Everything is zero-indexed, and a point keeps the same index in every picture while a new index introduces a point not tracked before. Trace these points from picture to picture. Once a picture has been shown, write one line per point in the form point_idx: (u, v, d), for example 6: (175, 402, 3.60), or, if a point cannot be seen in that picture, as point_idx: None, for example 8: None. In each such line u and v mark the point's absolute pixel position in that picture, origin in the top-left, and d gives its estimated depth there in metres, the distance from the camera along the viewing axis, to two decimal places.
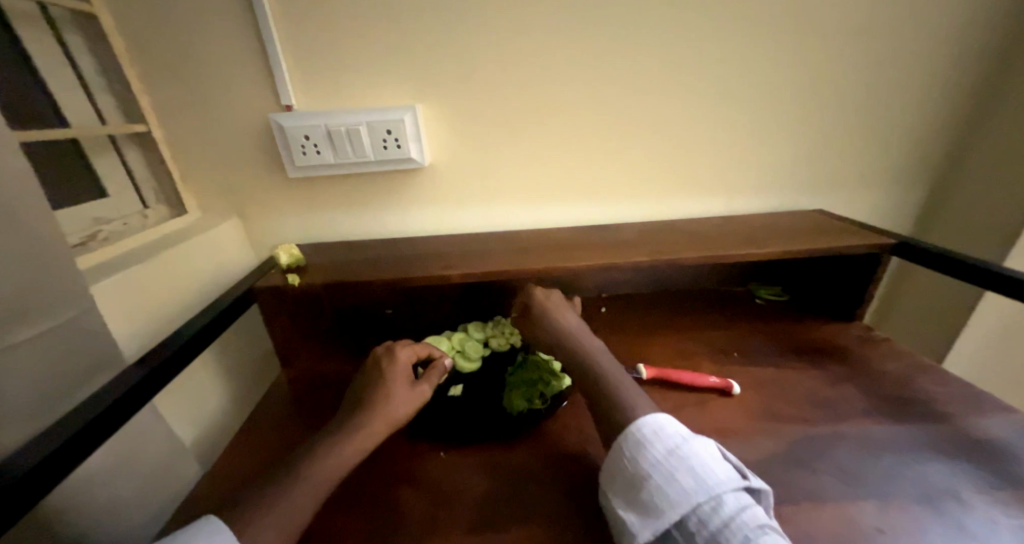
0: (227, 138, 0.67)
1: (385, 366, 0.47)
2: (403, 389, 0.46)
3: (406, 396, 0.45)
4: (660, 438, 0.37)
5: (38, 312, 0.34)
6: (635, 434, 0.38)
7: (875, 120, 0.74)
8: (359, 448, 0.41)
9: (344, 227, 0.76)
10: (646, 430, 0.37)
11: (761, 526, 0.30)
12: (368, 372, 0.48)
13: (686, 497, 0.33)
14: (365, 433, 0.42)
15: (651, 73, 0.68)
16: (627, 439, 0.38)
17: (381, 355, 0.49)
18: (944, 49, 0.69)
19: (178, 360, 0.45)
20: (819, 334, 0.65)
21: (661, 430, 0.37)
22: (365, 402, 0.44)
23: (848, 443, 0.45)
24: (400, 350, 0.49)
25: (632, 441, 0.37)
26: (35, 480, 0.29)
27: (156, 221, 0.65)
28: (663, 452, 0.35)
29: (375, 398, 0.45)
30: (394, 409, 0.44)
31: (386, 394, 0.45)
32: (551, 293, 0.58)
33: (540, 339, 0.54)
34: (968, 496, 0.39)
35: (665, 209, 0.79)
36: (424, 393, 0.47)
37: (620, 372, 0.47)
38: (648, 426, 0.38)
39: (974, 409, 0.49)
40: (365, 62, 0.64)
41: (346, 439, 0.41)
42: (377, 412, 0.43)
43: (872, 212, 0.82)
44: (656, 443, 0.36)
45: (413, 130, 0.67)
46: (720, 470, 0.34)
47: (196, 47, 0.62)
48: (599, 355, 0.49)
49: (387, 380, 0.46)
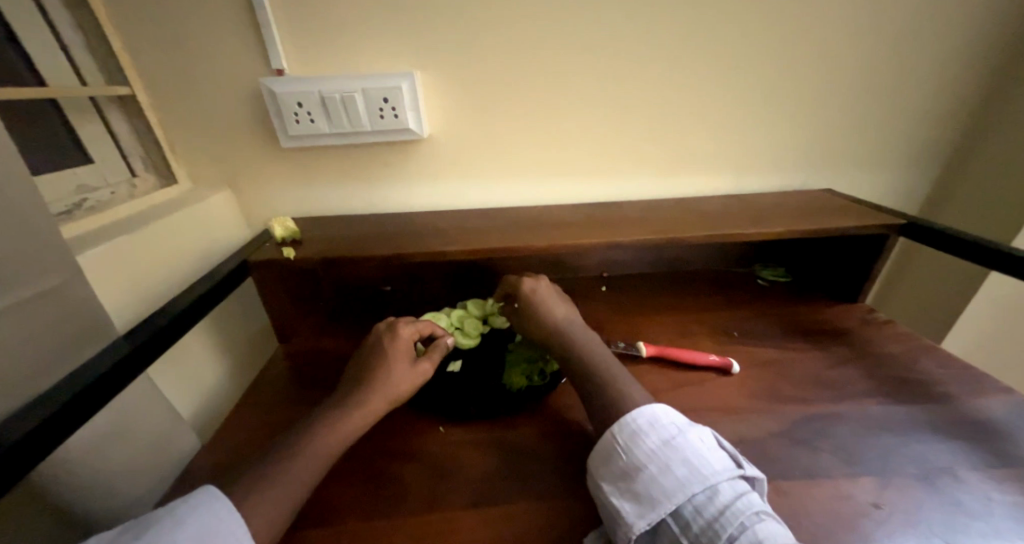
0: (216, 104, 0.64)
1: (386, 342, 0.46)
2: (403, 367, 0.45)
3: (406, 374, 0.45)
4: (655, 429, 0.37)
5: (13, 282, 0.33)
6: (631, 425, 0.38)
7: (888, 97, 0.72)
8: (359, 425, 0.41)
9: (340, 200, 0.74)
10: (642, 421, 0.37)
11: (757, 513, 0.30)
12: (369, 349, 0.47)
13: (681, 487, 0.33)
14: (365, 410, 0.42)
15: (660, 42, 0.65)
16: (621, 429, 0.38)
17: (382, 332, 0.48)
18: (963, 22, 0.66)
19: (170, 333, 0.44)
20: (821, 315, 0.64)
21: (657, 421, 0.37)
22: (365, 379, 0.44)
23: (848, 423, 0.45)
24: (402, 327, 0.48)
25: (626, 432, 0.37)
26: (27, 451, 0.29)
27: (145, 190, 0.63)
28: (659, 443, 0.36)
29: (376, 374, 0.44)
30: (395, 386, 0.44)
31: (385, 372, 0.44)
32: (540, 283, 0.55)
33: (533, 333, 0.52)
34: (964, 473, 0.39)
35: (670, 187, 0.77)
36: (425, 371, 0.46)
37: (618, 367, 0.46)
38: (644, 417, 0.38)
39: (973, 390, 0.49)
40: (360, 24, 0.61)
41: (345, 415, 0.41)
42: (376, 389, 0.43)
43: (879, 193, 0.81)
44: (651, 434, 0.37)
45: (411, 99, 0.65)
46: (715, 460, 0.34)
47: (179, 4, 0.58)
48: (598, 355, 0.47)
49: (387, 357, 0.45)
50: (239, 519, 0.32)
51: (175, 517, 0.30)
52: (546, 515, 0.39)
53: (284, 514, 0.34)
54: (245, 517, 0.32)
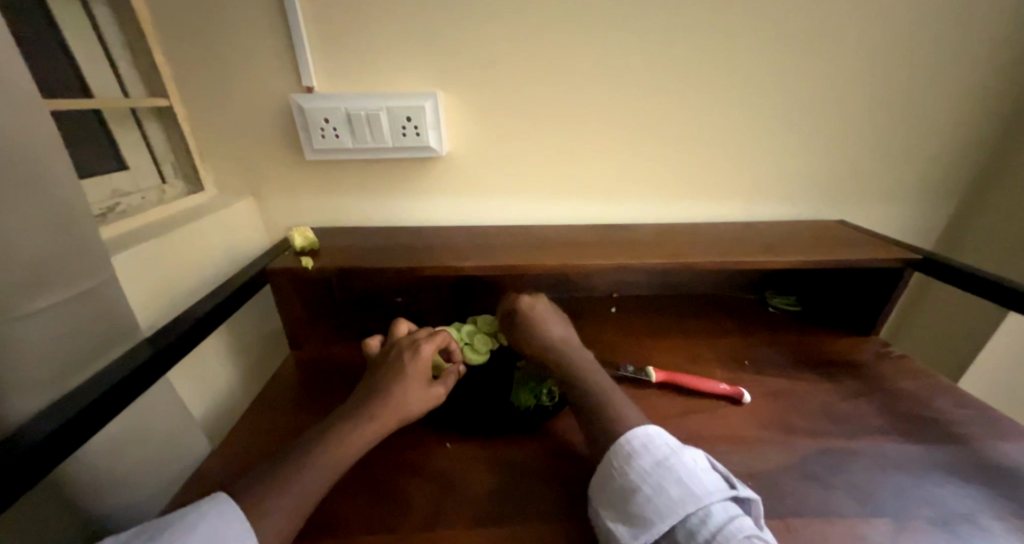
0: (248, 117, 0.67)
1: (408, 358, 0.46)
2: (418, 387, 0.45)
3: (420, 395, 0.45)
4: (649, 449, 0.37)
5: (56, 282, 0.34)
6: (625, 445, 0.38)
7: (903, 133, 0.72)
8: (368, 437, 0.41)
9: (358, 212, 0.76)
10: (635, 441, 0.38)
11: (748, 536, 0.30)
12: (392, 361, 0.47)
13: (674, 506, 0.33)
14: (376, 424, 0.42)
15: (677, 70, 0.67)
16: (615, 451, 0.38)
17: (404, 346, 0.48)
18: (980, 61, 0.67)
19: (191, 338, 0.45)
20: (834, 348, 0.64)
21: (650, 442, 0.37)
22: (383, 392, 0.44)
23: (862, 460, 0.44)
24: (424, 345, 0.48)
25: (620, 453, 0.37)
26: (54, 448, 0.30)
27: (172, 196, 0.65)
28: (652, 463, 0.36)
29: (394, 389, 0.44)
30: (409, 403, 0.44)
31: (402, 389, 0.44)
32: (537, 298, 0.56)
33: (524, 348, 0.52)
34: (985, 522, 0.38)
35: (683, 212, 0.78)
36: (438, 395, 0.46)
37: (617, 392, 0.46)
38: (638, 438, 0.38)
39: (993, 433, 0.48)
40: (388, 46, 0.64)
41: (357, 428, 0.41)
42: (390, 405, 0.43)
43: (894, 225, 0.81)
44: (645, 454, 0.37)
45: (433, 118, 0.67)
46: (707, 480, 0.34)
47: (220, 24, 0.61)
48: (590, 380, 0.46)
49: (405, 375, 0.45)
50: (247, 525, 0.32)
51: (184, 522, 0.31)
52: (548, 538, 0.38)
53: (291, 523, 0.34)
54: (252, 525, 0.32)
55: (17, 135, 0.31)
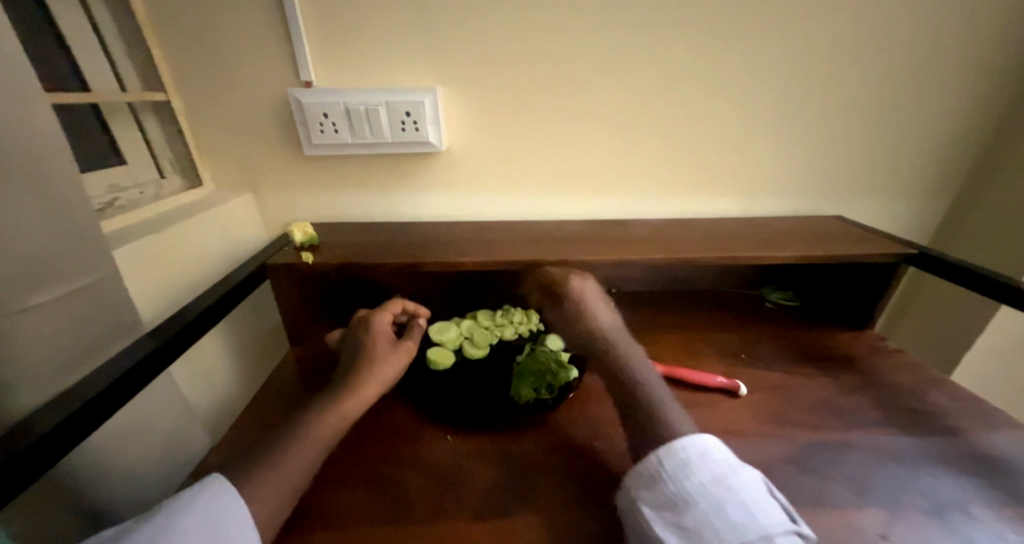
0: (246, 112, 0.67)
1: (364, 334, 0.50)
2: (384, 351, 0.48)
3: (387, 356, 0.48)
4: (707, 463, 0.34)
5: (55, 277, 0.34)
6: (682, 454, 0.35)
7: (899, 128, 0.73)
8: (354, 407, 0.42)
9: (357, 207, 0.76)
10: (694, 451, 0.35)
11: None
12: (359, 339, 0.50)
13: (735, 528, 0.31)
14: (359, 394, 0.43)
15: (675, 65, 0.67)
16: (670, 457, 0.35)
17: (357, 326, 0.51)
18: (976, 58, 0.68)
19: (194, 331, 0.45)
20: (831, 342, 0.64)
21: (709, 456, 0.35)
22: (357, 366, 0.46)
23: (857, 452, 0.45)
24: (374, 318, 0.51)
25: (676, 461, 0.35)
26: (60, 439, 0.30)
27: (171, 191, 0.65)
28: (712, 480, 0.33)
29: (371, 361, 0.47)
30: (388, 372, 0.47)
31: (368, 357, 0.47)
32: (583, 277, 0.56)
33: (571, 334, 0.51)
34: (976, 510, 0.39)
35: (682, 208, 0.79)
36: (408, 348, 0.50)
37: (666, 397, 0.42)
38: (696, 448, 0.35)
39: (986, 426, 0.48)
40: (386, 40, 0.63)
41: (337, 399, 0.42)
42: (363, 371, 0.45)
43: (889, 221, 0.81)
44: (703, 467, 0.34)
45: (432, 113, 0.67)
46: (768, 507, 0.32)
47: (217, 19, 0.61)
48: (652, 382, 0.43)
49: (367, 346, 0.48)
50: (242, 502, 0.33)
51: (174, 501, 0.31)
52: (551, 529, 0.39)
53: (284, 496, 0.35)
54: (247, 503, 0.33)
55: (17, 131, 0.31)
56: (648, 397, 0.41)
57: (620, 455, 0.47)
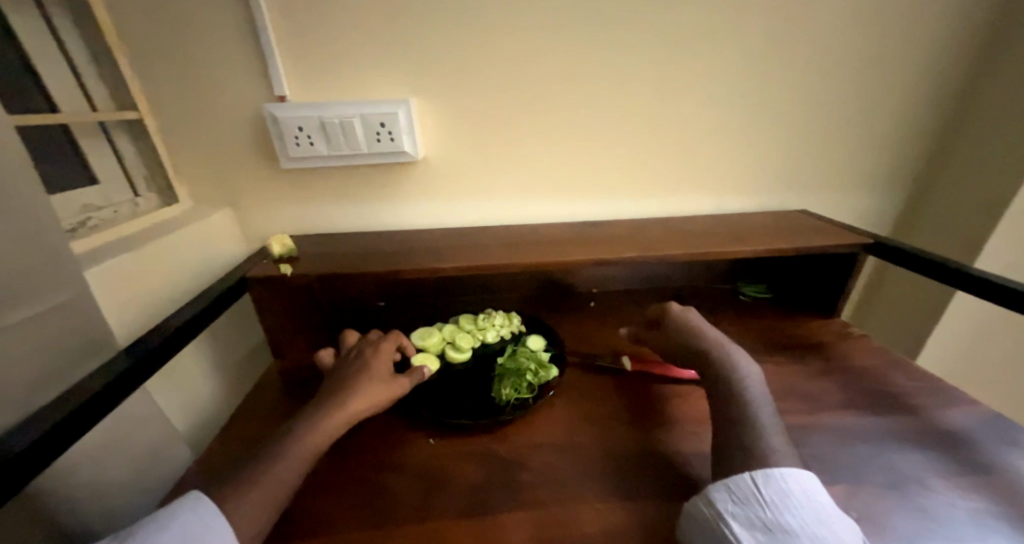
0: (221, 129, 0.67)
1: (369, 357, 0.50)
2: (381, 380, 0.48)
3: (380, 385, 0.47)
4: (808, 500, 0.34)
5: (22, 296, 0.34)
6: (783, 485, 0.35)
7: (857, 125, 0.76)
8: (338, 426, 0.43)
9: (336, 218, 0.77)
10: (796, 486, 0.35)
11: None
12: (366, 357, 0.50)
13: None
14: (345, 412, 0.44)
15: (641, 71, 0.69)
16: (771, 484, 0.36)
17: (364, 347, 0.52)
18: (924, 56, 0.71)
19: (169, 347, 0.45)
20: (801, 330, 0.67)
21: (811, 495, 0.35)
22: (354, 384, 0.46)
23: (823, 433, 0.47)
24: (384, 344, 0.52)
25: (776, 490, 0.35)
26: (35, 459, 0.30)
27: (147, 209, 0.65)
28: (815, 519, 0.33)
29: (366, 382, 0.47)
30: (377, 399, 0.46)
31: (364, 378, 0.47)
32: (687, 307, 0.58)
33: (676, 351, 0.54)
34: (933, 482, 0.41)
35: (656, 207, 0.81)
36: (400, 389, 0.49)
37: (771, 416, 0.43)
38: (798, 484, 0.36)
39: (942, 402, 0.51)
40: (359, 54, 0.64)
41: (327, 418, 0.43)
42: (356, 390, 0.46)
43: (854, 212, 0.85)
44: (805, 504, 0.34)
45: (407, 123, 0.68)
46: None
47: (189, 38, 0.61)
48: (760, 400, 0.44)
49: (370, 369, 0.49)
50: (223, 516, 0.33)
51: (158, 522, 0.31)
52: (532, 522, 0.40)
53: (267, 508, 0.35)
54: (228, 516, 0.33)
55: None
56: (757, 417, 0.42)
57: (600, 448, 0.48)
